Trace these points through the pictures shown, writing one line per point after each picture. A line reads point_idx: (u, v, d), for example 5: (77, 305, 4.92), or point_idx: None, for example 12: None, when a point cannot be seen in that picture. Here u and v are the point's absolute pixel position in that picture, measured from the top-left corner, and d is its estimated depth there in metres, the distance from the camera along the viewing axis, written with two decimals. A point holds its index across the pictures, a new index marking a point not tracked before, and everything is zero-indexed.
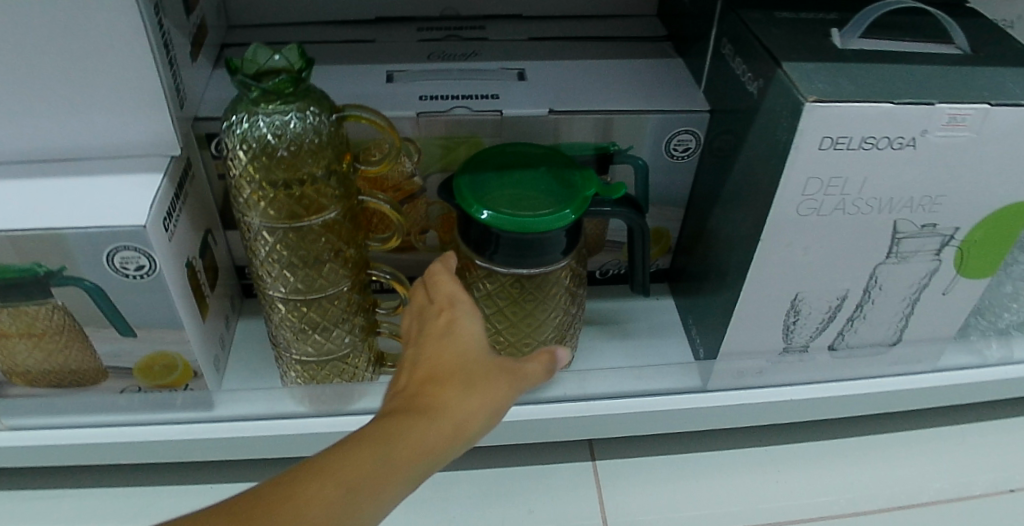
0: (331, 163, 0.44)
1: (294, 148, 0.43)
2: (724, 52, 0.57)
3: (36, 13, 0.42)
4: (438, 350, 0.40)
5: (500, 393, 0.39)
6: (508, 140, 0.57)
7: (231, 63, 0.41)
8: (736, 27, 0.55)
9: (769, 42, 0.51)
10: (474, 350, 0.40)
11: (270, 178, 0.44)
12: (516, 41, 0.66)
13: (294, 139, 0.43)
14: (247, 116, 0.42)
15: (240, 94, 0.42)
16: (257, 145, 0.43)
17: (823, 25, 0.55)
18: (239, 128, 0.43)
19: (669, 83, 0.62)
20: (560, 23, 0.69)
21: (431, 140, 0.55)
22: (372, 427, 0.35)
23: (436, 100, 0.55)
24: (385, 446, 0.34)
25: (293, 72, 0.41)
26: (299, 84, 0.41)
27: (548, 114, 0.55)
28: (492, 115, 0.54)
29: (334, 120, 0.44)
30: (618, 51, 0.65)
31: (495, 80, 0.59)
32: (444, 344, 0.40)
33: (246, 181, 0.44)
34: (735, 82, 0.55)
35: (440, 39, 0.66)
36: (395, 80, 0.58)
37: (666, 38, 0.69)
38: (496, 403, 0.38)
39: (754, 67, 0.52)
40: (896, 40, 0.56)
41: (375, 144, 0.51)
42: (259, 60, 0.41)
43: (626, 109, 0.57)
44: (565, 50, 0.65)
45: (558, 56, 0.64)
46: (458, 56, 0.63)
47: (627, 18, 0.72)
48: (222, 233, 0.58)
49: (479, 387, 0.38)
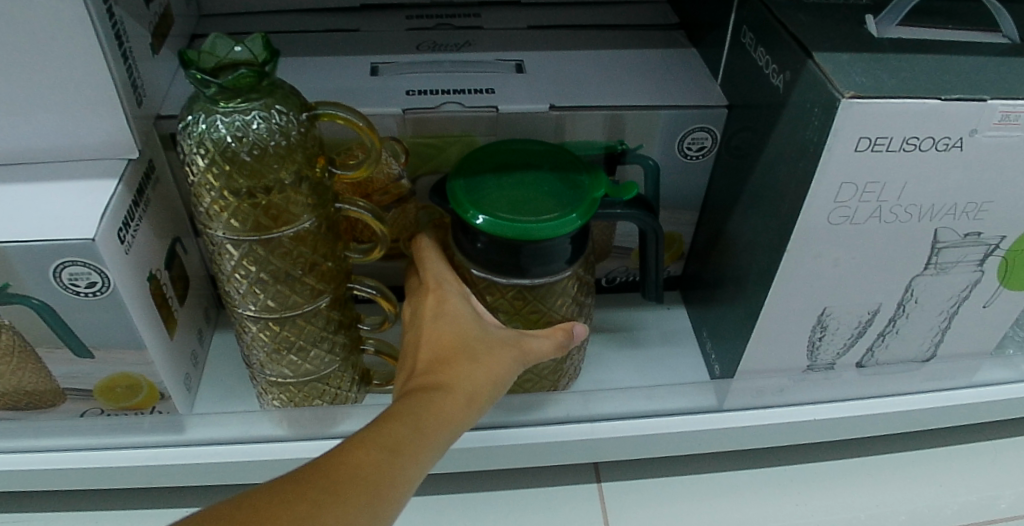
0: (300, 168, 0.41)
1: (258, 152, 0.39)
2: (745, 41, 0.52)
3: None
4: (439, 332, 0.43)
5: (504, 366, 0.42)
6: (506, 139, 0.52)
7: (185, 56, 0.36)
8: (758, 14, 0.50)
9: (797, 30, 0.46)
10: (473, 327, 0.44)
11: (232, 186, 0.40)
12: (513, 30, 0.61)
13: (257, 142, 0.38)
14: (204, 116, 0.38)
15: (197, 92, 0.38)
16: (216, 148, 0.38)
17: (856, 12, 0.49)
18: (197, 130, 0.38)
19: (682, 75, 0.57)
20: (563, 10, 0.64)
21: (420, 139, 0.51)
22: (397, 409, 0.36)
23: (425, 95, 0.50)
24: (416, 416, 0.35)
25: (256, 65, 0.37)
26: (262, 79, 0.37)
27: (549, 111, 0.50)
28: (487, 111, 0.50)
29: (305, 120, 0.40)
30: (625, 41, 0.60)
31: (490, 73, 0.54)
32: (443, 325, 0.44)
33: (207, 189, 0.40)
34: (757, 75, 0.50)
35: (431, 28, 0.60)
36: (380, 73, 0.53)
37: (678, 26, 0.63)
38: (499, 376, 0.41)
39: (779, 59, 0.47)
40: (936, 29, 0.50)
41: (355, 147, 0.47)
42: (218, 52, 0.37)
43: (636, 105, 0.52)
44: (568, 40, 0.59)
45: (560, 47, 0.58)
46: (451, 47, 0.58)
47: (636, 4, 0.66)
48: (194, 240, 0.54)
49: (484, 362, 0.41)
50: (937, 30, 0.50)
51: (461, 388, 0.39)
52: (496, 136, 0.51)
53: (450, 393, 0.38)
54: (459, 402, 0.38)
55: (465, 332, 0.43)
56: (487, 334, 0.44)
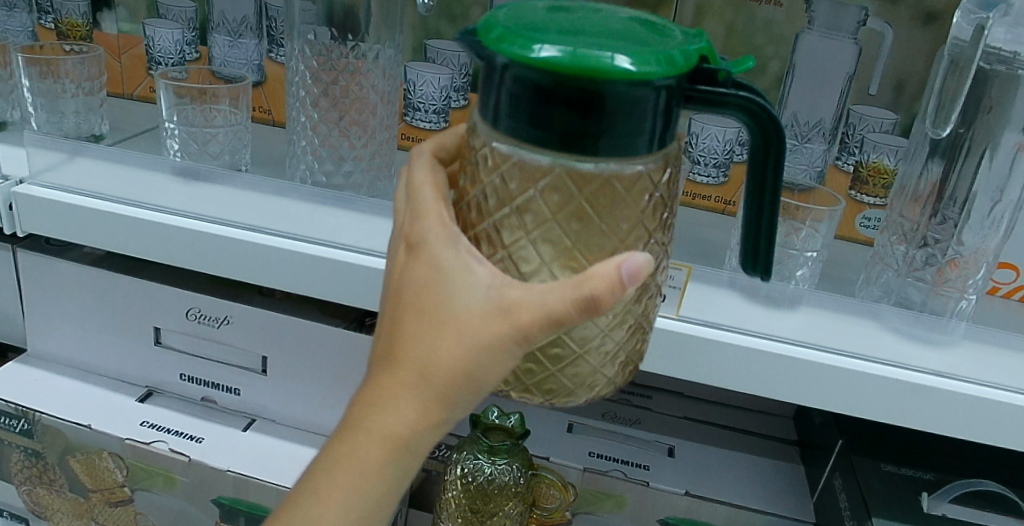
0: (517, 502, 0.64)
1: (496, 487, 0.63)
2: (835, 482, 0.69)
3: (351, 347, 0.59)
4: (382, 379, 0.32)
5: (393, 367, 0.32)
6: (648, 510, 0.69)
7: (477, 416, 0.63)
8: (847, 467, 0.67)
9: (871, 494, 0.63)
10: (389, 385, 0.32)
11: (471, 504, 0.64)
12: (674, 417, 0.79)
13: (498, 482, 0.63)
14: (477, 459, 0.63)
15: (478, 442, 0.63)
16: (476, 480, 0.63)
17: (918, 484, 0.65)
18: (472, 463, 0.63)
19: (788, 487, 0.72)
20: (712, 407, 0.83)
21: (589, 489, 0.69)
22: (355, 456, 0.34)
23: (602, 459, 0.71)
24: (358, 460, 0.34)
25: (514, 437, 0.61)
26: (515, 445, 0.62)
27: (684, 494, 0.68)
28: (640, 483, 0.68)
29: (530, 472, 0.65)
30: (750, 445, 0.77)
31: (648, 452, 0.73)
32: (391, 351, 0.32)
33: (453, 502, 0.64)
34: (837, 511, 0.67)
35: (615, 400, 0.81)
36: (574, 430, 0.75)
37: (795, 442, 0.79)
38: (388, 352, 0.32)
39: (853, 508, 0.64)
40: (991, 510, 0.65)
41: (548, 494, 0.70)
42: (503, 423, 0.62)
43: (745, 505, 0.68)
44: (710, 436, 0.77)
45: (704, 440, 0.76)
46: (627, 422, 0.77)
47: (768, 414, 0.84)
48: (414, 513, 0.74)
49: (390, 393, 0.32)
50: (996, 515, 0.64)
51: (407, 354, 0.31)
52: (641, 500, 0.68)
53: (372, 383, 0.33)
54: (405, 393, 0.32)
55: (396, 365, 0.32)
56: (400, 366, 0.31)
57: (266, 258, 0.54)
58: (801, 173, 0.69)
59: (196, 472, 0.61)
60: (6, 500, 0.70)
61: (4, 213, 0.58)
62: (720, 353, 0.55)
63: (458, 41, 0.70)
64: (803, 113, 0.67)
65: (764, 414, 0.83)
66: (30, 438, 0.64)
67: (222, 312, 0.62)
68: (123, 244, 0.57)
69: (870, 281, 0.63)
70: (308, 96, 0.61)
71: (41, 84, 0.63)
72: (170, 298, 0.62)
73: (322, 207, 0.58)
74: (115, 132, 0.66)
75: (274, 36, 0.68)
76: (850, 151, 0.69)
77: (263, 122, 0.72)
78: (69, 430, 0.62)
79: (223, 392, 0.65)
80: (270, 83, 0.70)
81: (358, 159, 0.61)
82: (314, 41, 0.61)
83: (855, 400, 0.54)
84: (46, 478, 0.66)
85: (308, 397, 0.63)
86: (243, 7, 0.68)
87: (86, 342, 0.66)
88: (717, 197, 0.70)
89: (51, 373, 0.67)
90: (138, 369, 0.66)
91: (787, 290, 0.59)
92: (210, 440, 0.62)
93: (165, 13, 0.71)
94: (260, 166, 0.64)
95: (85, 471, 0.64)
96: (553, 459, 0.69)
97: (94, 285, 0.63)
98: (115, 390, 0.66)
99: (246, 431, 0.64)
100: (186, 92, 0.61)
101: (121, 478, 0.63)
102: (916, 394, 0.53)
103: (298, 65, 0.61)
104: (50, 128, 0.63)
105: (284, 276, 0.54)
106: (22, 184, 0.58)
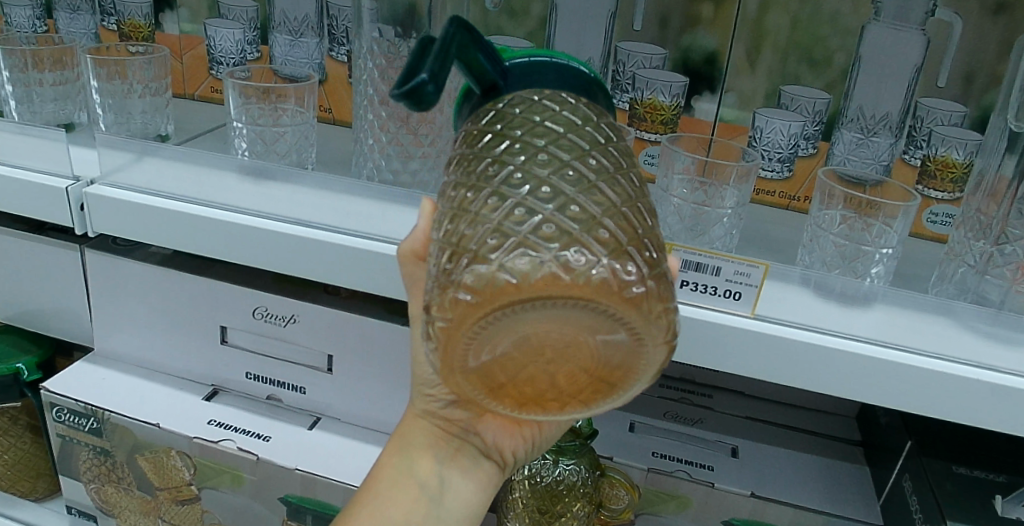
0: (585, 505, 0.63)
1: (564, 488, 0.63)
2: (905, 484, 0.67)
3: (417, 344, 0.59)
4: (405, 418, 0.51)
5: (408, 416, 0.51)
6: (711, 511, 0.68)
7: None
8: (918, 468, 0.65)
9: (944, 496, 0.61)
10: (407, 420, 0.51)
11: (538, 503, 0.64)
12: (735, 416, 0.78)
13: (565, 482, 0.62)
14: (545, 458, 0.63)
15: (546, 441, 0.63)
16: (544, 480, 0.63)
17: (990, 486, 0.63)
18: (540, 462, 0.63)
19: (854, 489, 0.71)
20: (773, 406, 0.81)
21: (653, 490, 0.68)
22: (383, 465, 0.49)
23: (665, 459, 0.70)
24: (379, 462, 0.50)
25: (581, 437, 0.61)
26: (583, 445, 0.61)
27: (750, 496, 0.67)
28: (705, 484, 0.67)
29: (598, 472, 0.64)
30: (811, 443, 0.76)
31: (710, 452, 0.72)
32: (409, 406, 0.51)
33: (521, 498, 0.65)
34: (907, 514, 0.65)
35: (675, 399, 0.80)
36: (636, 430, 0.74)
37: (859, 442, 0.78)
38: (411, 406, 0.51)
39: (926, 511, 0.62)
40: None
41: (613, 495, 0.69)
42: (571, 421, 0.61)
43: (812, 505, 0.67)
44: (770, 435, 0.76)
45: (764, 439, 0.75)
46: (687, 420, 0.76)
47: (827, 414, 0.82)
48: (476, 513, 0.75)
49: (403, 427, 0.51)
50: None
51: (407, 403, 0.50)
52: (706, 501, 0.68)
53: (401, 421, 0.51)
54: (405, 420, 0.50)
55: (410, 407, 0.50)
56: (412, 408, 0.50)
57: (334, 257, 0.54)
58: (867, 166, 0.67)
59: (264, 470, 0.61)
60: (76, 498, 0.71)
61: (76, 213, 0.59)
62: (795, 352, 0.54)
63: (520, 36, 0.71)
64: (870, 106, 0.65)
65: (824, 413, 0.82)
66: (100, 437, 0.65)
67: (289, 311, 0.61)
68: (192, 242, 0.57)
69: (943, 278, 0.61)
70: (376, 94, 0.61)
71: (109, 84, 0.64)
72: (237, 297, 0.62)
73: (393, 206, 0.55)
74: (180, 132, 0.66)
75: (335, 35, 0.68)
76: (917, 145, 0.66)
77: (324, 121, 0.72)
78: (139, 429, 0.63)
79: (289, 390, 0.65)
80: (332, 83, 0.70)
81: (425, 157, 0.60)
82: (379, 38, 0.61)
83: (937, 402, 0.52)
84: (113, 476, 0.67)
85: (374, 395, 0.62)
86: (305, 6, 0.68)
87: (152, 340, 0.66)
88: (783, 192, 0.69)
89: (118, 372, 0.67)
90: (203, 369, 0.66)
91: (863, 286, 0.57)
92: (276, 439, 0.63)
93: (225, 12, 0.71)
94: (325, 165, 0.64)
95: (153, 468, 0.65)
96: (617, 459, 0.69)
97: (161, 284, 0.63)
98: (180, 389, 0.67)
99: (311, 429, 0.64)
100: (252, 93, 0.61)
101: (189, 476, 0.64)
102: (1000, 396, 0.51)
103: (366, 64, 0.62)
104: (118, 128, 0.64)
105: (352, 274, 0.54)
106: (92, 184, 0.60)
